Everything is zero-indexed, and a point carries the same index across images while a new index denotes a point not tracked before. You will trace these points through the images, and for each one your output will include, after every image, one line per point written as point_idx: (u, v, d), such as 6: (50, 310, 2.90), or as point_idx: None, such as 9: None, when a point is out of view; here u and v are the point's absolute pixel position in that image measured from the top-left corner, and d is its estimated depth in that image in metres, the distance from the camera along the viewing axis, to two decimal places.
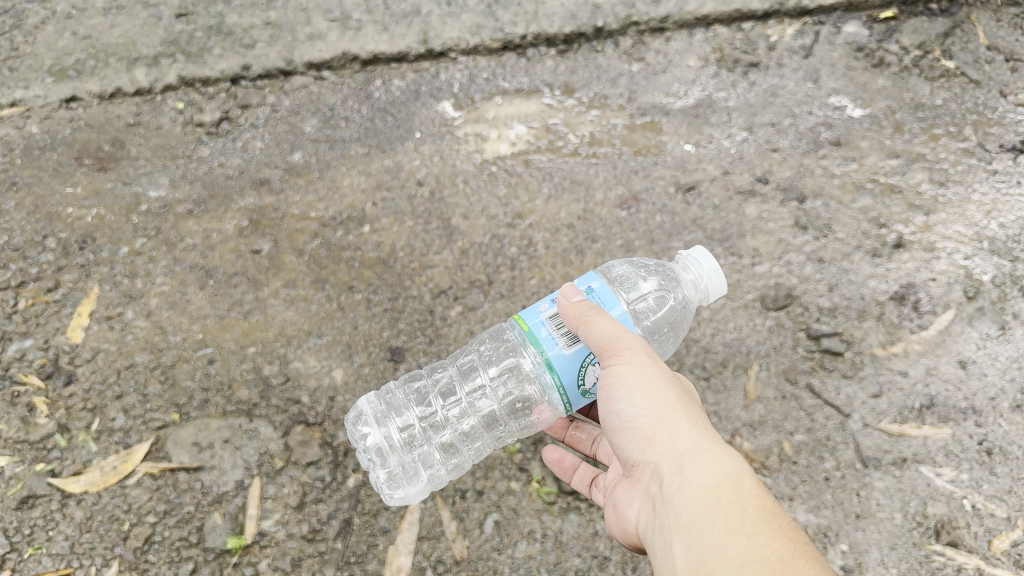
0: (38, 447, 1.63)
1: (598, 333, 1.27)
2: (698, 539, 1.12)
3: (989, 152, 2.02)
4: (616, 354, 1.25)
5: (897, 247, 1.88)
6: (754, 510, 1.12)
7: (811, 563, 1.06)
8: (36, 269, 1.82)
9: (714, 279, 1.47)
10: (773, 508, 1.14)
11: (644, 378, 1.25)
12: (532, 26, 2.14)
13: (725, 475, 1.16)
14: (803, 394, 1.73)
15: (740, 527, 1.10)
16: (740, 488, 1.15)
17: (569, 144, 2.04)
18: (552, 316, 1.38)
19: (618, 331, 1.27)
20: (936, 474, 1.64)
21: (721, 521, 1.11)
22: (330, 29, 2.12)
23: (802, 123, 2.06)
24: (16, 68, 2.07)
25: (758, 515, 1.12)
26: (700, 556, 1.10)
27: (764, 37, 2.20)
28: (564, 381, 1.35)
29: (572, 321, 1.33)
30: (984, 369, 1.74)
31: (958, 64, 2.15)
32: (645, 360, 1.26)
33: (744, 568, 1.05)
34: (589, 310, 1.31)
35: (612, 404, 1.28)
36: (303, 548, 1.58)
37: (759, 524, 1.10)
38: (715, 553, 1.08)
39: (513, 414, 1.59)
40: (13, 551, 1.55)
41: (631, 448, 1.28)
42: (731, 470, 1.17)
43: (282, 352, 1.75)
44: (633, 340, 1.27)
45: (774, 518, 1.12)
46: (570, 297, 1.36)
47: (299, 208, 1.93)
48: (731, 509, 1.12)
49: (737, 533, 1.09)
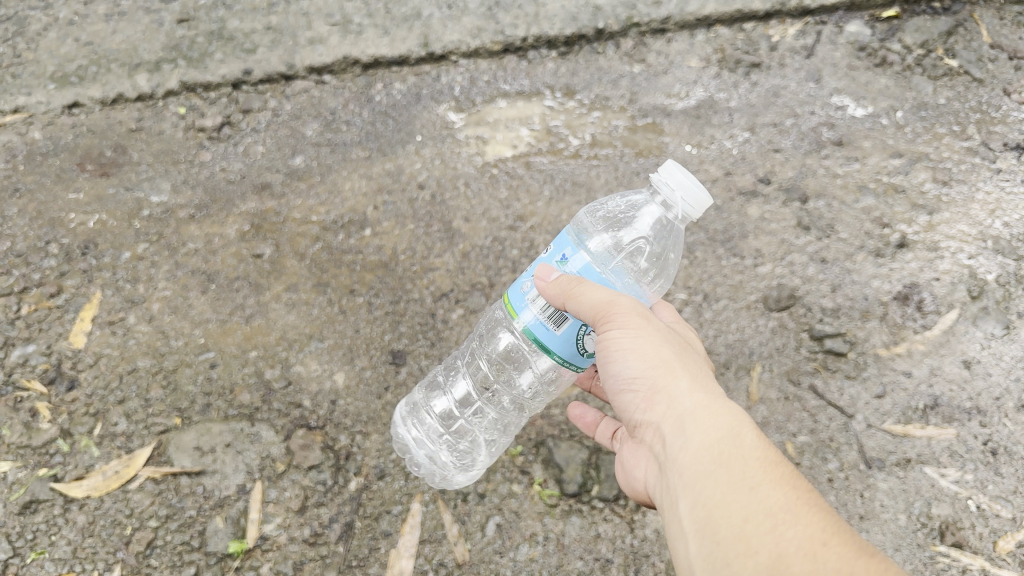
0: (41, 453, 1.63)
1: (588, 302, 1.23)
2: (701, 496, 1.13)
3: (993, 150, 2.01)
4: (610, 320, 1.23)
5: (900, 247, 1.87)
6: (755, 462, 1.12)
7: (814, 511, 1.05)
8: (39, 274, 1.83)
9: (694, 196, 1.30)
10: (775, 457, 1.13)
11: (640, 340, 1.24)
12: (533, 29, 2.14)
13: (725, 431, 1.17)
14: (807, 395, 1.72)
15: (741, 480, 1.10)
16: (741, 442, 1.15)
17: (570, 146, 2.04)
18: (535, 299, 1.34)
19: (607, 296, 1.24)
20: (940, 475, 1.64)
21: (723, 477, 1.12)
22: (331, 34, 2.13)
23: (804, 123, 2.06)
24: (19, 75, 2.08)
25: (760, 467, 1.11)
26: (704, 513, 1.11)
27: (766, 37, 2.19)
28: (565, 358, 1.34)
29: (555, 297, 1.28)
30: (988, 369, 1.73)
31: (961, 63, 2.14)
32: (640, 323, 1.24)
33: (747, 522, 1.06)
34: (571, 282, 1.26)
35: (611, 367, 1.29)
36: (305, 552, 1.57)
37: (760, 476, 1.10)
38: (719, 509, 1.09)
39: (535, 382, 1.65)
40: (16, 556, 1.55)
41: (632, 407, 1.30)
42: (731, 425, 1.17)
43: (284, 356, 1.75)
44: (625, 303, 1.25)
45: (776, 468, 1.11)
46: (547, 278, 1.31)
47: (301, 212, 1.94)
48: (732, 464, 1.13)
49: (739, 487, 1.10)
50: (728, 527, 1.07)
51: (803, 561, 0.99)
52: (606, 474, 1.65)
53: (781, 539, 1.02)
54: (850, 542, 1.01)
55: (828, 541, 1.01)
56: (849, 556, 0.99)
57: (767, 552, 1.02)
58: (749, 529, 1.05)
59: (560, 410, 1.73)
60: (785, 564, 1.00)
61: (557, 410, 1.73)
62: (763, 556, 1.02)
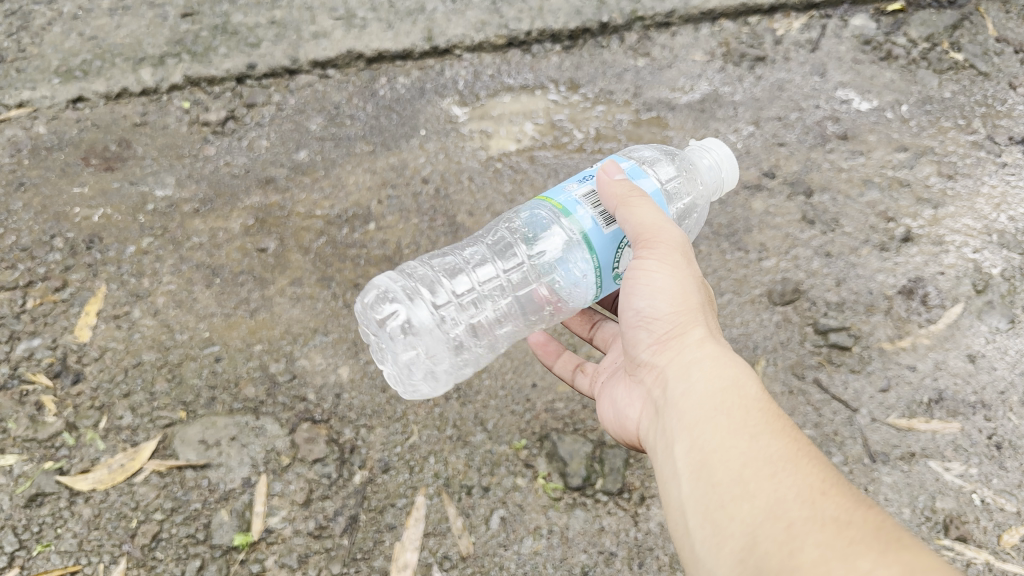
0: (47, 446, 1.64)
1: (638, 218, 1.27)
2: (703, 439, 1.13)
3: (998, 144, 2.01)
4: (651, 247, 1.26)
5: (905, 241, 1.87)
6: (758, 412, 1.12)
7: (817, 463, 1.05)
8: (45, 269, 1.83)
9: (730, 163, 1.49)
10: (778, 412, 1.14)
11: (669, 278, 1.26)
12: (537, 22, 2.13)
13: (733, 380, 1.17)
14: (811, 389, 1.72)
15: (744, 428, 1.10)
16: (746, 393, 1.15)
17: (574, 140, 2.04)
18: (585, 196, 1.35)
19: (657, 221, 1.27)
20: (944, 469, 1.63)
21: (726, 423, 1.12)
22: (335, 28, 2.12)
23: (809, 118, 2.05)
24: (24, 69, 2.08)
25: (765, 417, 1.12)
26: (703, 455, 1.12)
27: (771, 31, 2.19)
28: (602, 261, 1.34)
29: (612, 201, 1.31)
30: (993, 363, 1.73)
31: (967, 56, 2.13)
32: (676, 261, 1.27)
33: (745, 467, 1.06)
34: (630, 192, 1.30)
35: (633, 300, 1.31)
36: (309, 545, 1.58)
37: (764, 426, 1.10)
38: (718, 453, 1.10)
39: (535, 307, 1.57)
40: (22, 549, 1.55)
41: (643, 345, 1.32)
42: (740, 376, 1.18)
43: (289, 350, 1.75)
44: (671, 234, 1.28)
45: (780, 421, 1.11)
46: (613, 175, 1.34)
47: (305, 206, 1.94)
48: (736, 412, 1.13)
49: (740, 434, 1.10)
50: (726, 470, 1.07)
51: (802, 506, 0.99)
52: (609, 468, 1.65)
53: (779, 485, 1.02)
54: (849, 494, 1.01)
55: (828, 490, 1.00)
56: (848, 506, 0.98)
57: (765, 496, 1.02)
58: (749, 473, 1.05)
59: (564, 403, 1.72)
60: (781, 509, 0.99)
61: (561, 403, 1.72)
62: (760, 501, 1.02)
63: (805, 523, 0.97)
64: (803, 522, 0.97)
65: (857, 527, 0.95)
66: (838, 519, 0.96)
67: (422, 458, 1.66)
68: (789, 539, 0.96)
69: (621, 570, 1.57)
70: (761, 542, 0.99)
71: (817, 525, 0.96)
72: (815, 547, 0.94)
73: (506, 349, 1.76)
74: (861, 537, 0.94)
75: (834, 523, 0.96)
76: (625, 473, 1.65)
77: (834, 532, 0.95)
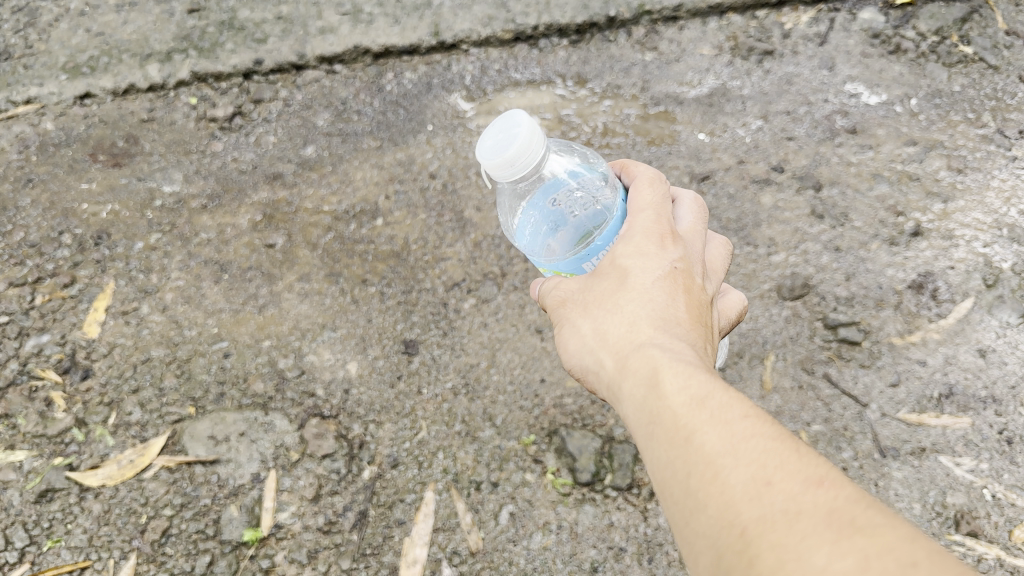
0: (57, 442, 1.64)
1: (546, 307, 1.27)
2: (649, 459, 1.01)
3: (1009, 137, 1.99)
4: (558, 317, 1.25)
5: (915, 235, 1.86)
6: (677, 411, 0.99)
7: (757, 444, 0.89)
8: (53, 265, 1.83)
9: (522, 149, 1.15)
10: (700, 394, 0.98)
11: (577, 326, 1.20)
12: (543, 17, 2.14)
13: (648, 382, 1.04)
14: (820, 384, 1.70)
15: (676, 434, 0.97)
16: (661, 395, 1.02)
17: (582, 135, 2.04)
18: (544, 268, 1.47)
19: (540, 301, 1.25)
20: (955, 464, 1.61)
21: (659, 437, 1.00)
22: (342, 23, 2.13)
23: (818, 111, 2.05)
24: (30, 66, 2.08)
25: (690, 412, 0.97)
26: (656, 477, 0.99)
27: (779, 24, 2.21)
28: None
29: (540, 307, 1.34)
30: (1004, 358, 1.71)
31: (977, 50, 2.13)
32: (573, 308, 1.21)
33: (689, 478, 0.92)
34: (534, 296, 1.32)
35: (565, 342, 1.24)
36: (319, 540, 1.56)
37: (694, 423, 0.96)
38: (663, 472, 0.97)
39: None
40: (33, 544, 1.54)
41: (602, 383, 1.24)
42: (656, 373, 1.04)
43: (297, 346, 1.75)
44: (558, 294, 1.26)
45: (710, 406, 0.96)
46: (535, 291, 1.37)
47: (313, 202, 1.94)
48: (665, 418, 1.00)
49: (674, 443, 0.97)
50: (674, 487, 0.94)
51: (751, 505, 0.84)
52: (619, 463, 1.64)
53: (723, 485, 0.88)
54: (798, 472, 0.85)
55: (774, 476, 0.85)
56: (794, 489, 0.83)
57: (714, 503, 0.88)
58: (694, 483, 0.91)
59: (572, 399, 1.71)
60: (732, 514, 0.85)
61: (569, 398, 1.72)
62: (711, 510, 0.88)
63: (757, 526, 0.82)
64: (754, 526, 0.83)
65: (806, 514, 0.80)
66: (787, 511, 0.82)
67: (431, 453, 1.66)
68: (746, 548, 0.83)
69: (631, 565, 1.54)
70: (724, 556, 0.85)
71: (768, 524, 0.82)
72: (771, 551, 0.80)
73: (514, 345, 1.77)
74: (811, 527, 0.79)
75: (784, 517, 0.81)
76: (635, 468, 1.63)
77: (784, 528, 0.80)
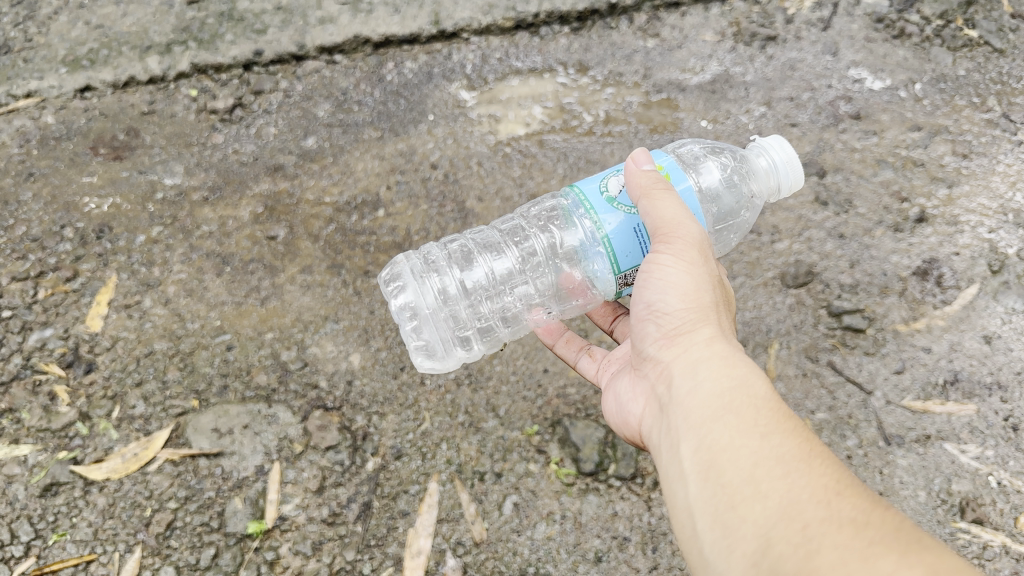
0: (61, 435, 1.64)
1: (659, 212, 1.24)
2: (712, 434, 1.06)
3: (1014, 122, 1.98)
4: (669, 242, 1.22)
5: (920, 222, 1.85)
6: (766, 411, 1.06)
7: (831, 464, 0.98)
8: (55, 259, 1.83)
9: (788, 170, 1.40)
10: (787, 410, 1.07)
11: (684, 276, 1.20)
12: (544, 4, 2.13)
13: (742, 376, 1.11)
14: (825, 372, 1.69)
15: (755, 427, 1.04)
16: (752, 391, 1.09)
17: (583, 124, 2.03)
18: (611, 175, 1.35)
19: (679, 215, 1.23)
20: (960, 451, 1.60)
21: (735, 420, 1.05)
22: (342, 13, 2.12)
23: (822, 97, 2.04)
24: (30, 59, 2.08)
25: (777, 416, 1.05)
26: (712, 455, 1.05)
27: (782, 10, 2.19)
28: (594, 197, 1.32)
29: (635, 191, 1.29)
30: (1009, 344, 1.70)
31: (982, 33, 2.11)
32: (694, 259, 1.20)
33: (757, 467, 0.99)
34: (656, 184, 1.27)
35: (646, 292, 1.25)
36: (323, 531, 1.57)
37: (780, 426, 1.03)
38: (728, 453, 1.03)
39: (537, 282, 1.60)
40: (38, 538, 1.55)
41: (648, 339, 1.26)
42: (753, 374, 1.11)
43: (300, 338, 1.75)
44: (692, 231, 1.22)
45: (794, 421, 1.05)
46: (640, 164, 1.31)
47: (314, 193, 1.93)
48: (751, 409, 1.06)
49: (751, 433, 1.03)
50: (737, 471, 1.01)
51: (818, 507, 0.92)
52: (622, 453, 1.64)
53: (793, 485, 0.96)
54: (865, 494, 0.95)
55: (845, 492, 0.94)
56: (863, 507, 0.93)
57: (778, 498, 0.95)
58: (761, 473, 0.99)
59: (576, 389, 1.71)
60: (797, 510, 0.93)
61: (573, 388, 1.71)
62: (772, 502, 0.96)
63: (822, 525, 0.90)
64: (820, 523, 0.90)
65: (874, 527, 0.89)
66: (855, 520, 0.90)
67: (434, 444, 1.65)
68: (805, 542, 0.90)
69: (635, 555, 1.55)
70: (775, 545, 0.92)
71: (835, 526, 0.90)
72: (833, 549, 0.87)
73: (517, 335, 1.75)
74: (879, 539, 0.88)
75: (852, 524, 0.90)
76: (638, 458, 1.63)
77: (851, 534, 0.89)
